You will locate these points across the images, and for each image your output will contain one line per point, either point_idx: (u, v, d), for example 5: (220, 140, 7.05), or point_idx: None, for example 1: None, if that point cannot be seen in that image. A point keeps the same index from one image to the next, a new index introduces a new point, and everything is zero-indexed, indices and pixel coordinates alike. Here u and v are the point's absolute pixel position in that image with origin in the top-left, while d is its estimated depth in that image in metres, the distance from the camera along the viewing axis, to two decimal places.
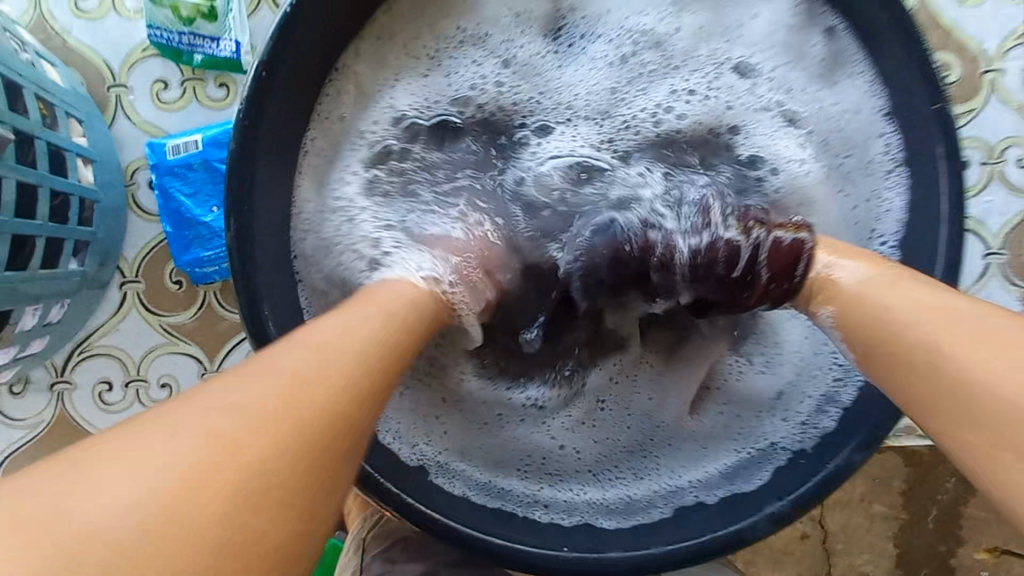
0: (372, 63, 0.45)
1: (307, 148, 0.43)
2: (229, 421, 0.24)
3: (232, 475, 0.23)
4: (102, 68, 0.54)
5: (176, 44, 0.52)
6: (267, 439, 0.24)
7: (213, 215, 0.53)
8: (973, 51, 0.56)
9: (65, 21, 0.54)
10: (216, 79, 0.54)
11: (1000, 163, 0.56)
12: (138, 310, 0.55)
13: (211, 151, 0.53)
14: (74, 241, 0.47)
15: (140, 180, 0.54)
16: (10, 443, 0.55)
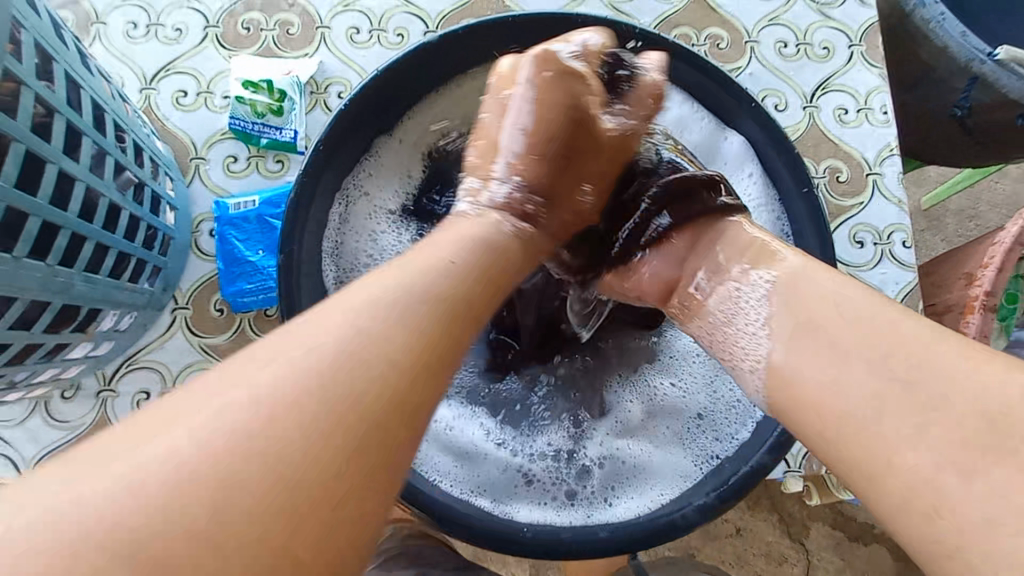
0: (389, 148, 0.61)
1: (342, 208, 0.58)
2: (306, 377, 0.30)
3: (261, 424, 0.28)
4: (188, 144, 0.70)
5: (249, 130, 0.70)
6: (323, 384, 0.30)
7: (259, 257, 0.67)
8: (856, 159, 0.73)
9: (166, 109, 0.71)
10: (275, 157, 0.70)
11: (888, 244, 0.71)
12: (183, 332, 0.66)
13: (265, 208, 0.68)
14: (151, 266, 0.59)
15: (204, 228, 0.68)
16: (50, 442, 0.63)
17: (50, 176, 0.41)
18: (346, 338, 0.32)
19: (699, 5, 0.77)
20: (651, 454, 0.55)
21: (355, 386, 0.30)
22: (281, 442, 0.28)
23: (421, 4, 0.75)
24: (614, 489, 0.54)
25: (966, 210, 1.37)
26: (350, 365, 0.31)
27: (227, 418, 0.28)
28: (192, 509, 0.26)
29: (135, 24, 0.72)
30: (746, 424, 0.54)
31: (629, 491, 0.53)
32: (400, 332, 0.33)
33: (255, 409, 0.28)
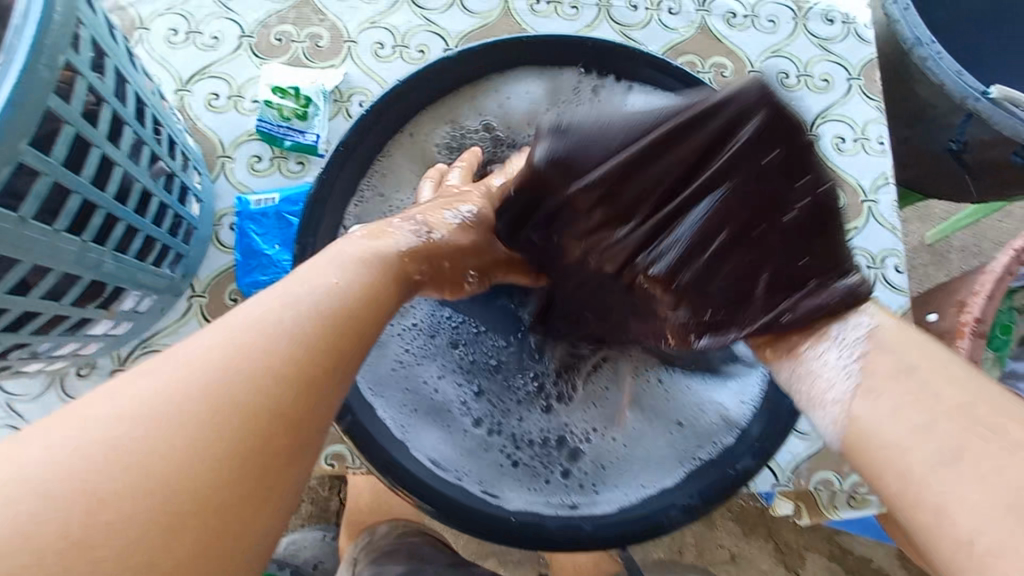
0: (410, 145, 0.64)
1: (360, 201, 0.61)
2: (197, 361, 0.32)
3: (197, 416, 0.31)
4: (216, 143, 0.74)
5: (274, 132, 0.74)
6: (255, 367, 0.33)
7: (275, 250, 0.70)
8: (852, 185, 0.76)
9: (198, 110, 0.75)
10: (296, 158, 0.74)
11: (882, 267, 0.73)
12: (197, 319, 0.69)
13: (284, 206, 0.71)
14: (174, 253, 0.62)
15: (225, 222, 0.71)
16: None
17: (94, 158, 0.44)
18: (248, 334, 0.34)
19: (705, 35, 0.81)
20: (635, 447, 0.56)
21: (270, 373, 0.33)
22: (201, 409, 0.31)
23: (443, 24, 0.80)
24: (597, 480, 0.55)
25: (971, 247, 1.38)
26: (238, 354, 0.33)
27: (166, 390, 0.31)
28: (148, 497, 0.28)
29: (175, 31, 0.78)
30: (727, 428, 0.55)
31: (611, 483, 0.55)
32: (297, 320, 0.36)
33: (188, 384, 0.31)
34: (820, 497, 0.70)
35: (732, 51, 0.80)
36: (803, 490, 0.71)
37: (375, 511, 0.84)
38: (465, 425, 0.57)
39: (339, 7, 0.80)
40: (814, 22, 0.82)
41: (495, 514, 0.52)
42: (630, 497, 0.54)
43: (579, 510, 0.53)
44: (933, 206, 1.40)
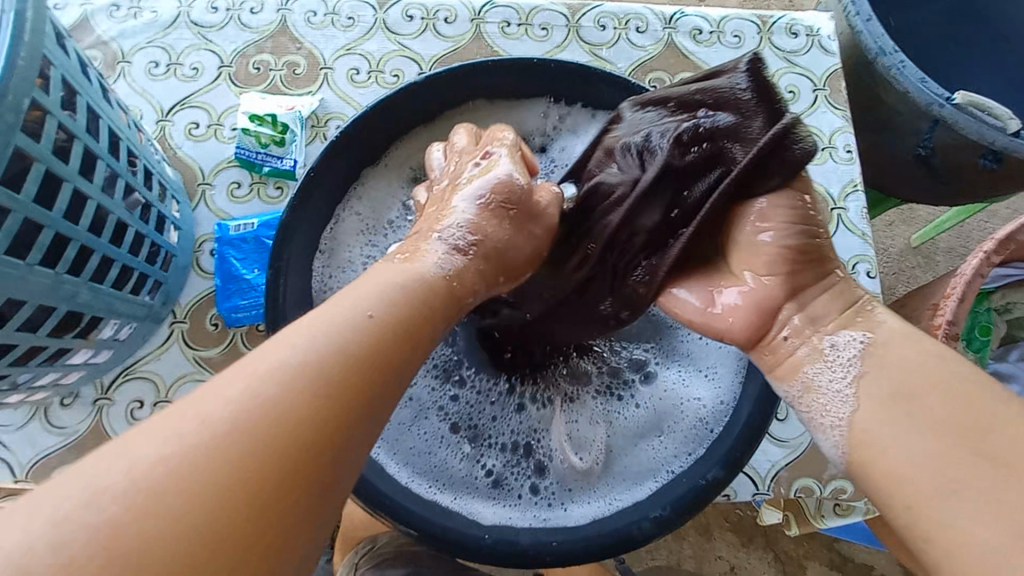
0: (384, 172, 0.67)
1: (336, 223, 0.64)
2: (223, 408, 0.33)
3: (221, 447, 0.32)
4: (197, 171, 0.76)
5: (253, 158, 0.75)
6: (269, 394, 0.34)
7: (255, 275, 0.71)
8: (821, 193, 0.78)
9: (178, 139, 0.77)
10: (275, 184, 0.76)
11: (853, 273, 0.74)
12: (179, 344, 0.70)
13: (263, 230, 0.73)
14: (153, 280, 0.63)
15: (205, 248, 0.73)
16: (46, 447, 0.66)
17: (66, 192, 0.45)
18: (275, 369, 0.35)
19: (672, 53, 0.83)
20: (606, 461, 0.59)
21: (311, 386, 0.35)
22: (207, 441, 0.32)
23: (416, 48, 0.82)
24: (571, 494, 0.57)
25: (956, 248, 1.39)
26: (305, 389, 0.35)
27: (184, 430, 0.32)
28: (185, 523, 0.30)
29: (156, 63, 0.80)
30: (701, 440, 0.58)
31: (583, 496, 0.57)
32: (350, 341, 0.37)
33: (211, 422, 0.32)
34: (806, 505, 0.73)
35: (699, 67, 0.83)
36: (785, 497, 0.71)
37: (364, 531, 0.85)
38: (446, 443, 0.60)
39: (315, 35, 0.82)
40: (779, 36, 0.84)
41: (472, 530, 0.52)
42: (603, 509, 0.55)
43: (553, 522, 0.55)
44: (916, 209, 1.42)
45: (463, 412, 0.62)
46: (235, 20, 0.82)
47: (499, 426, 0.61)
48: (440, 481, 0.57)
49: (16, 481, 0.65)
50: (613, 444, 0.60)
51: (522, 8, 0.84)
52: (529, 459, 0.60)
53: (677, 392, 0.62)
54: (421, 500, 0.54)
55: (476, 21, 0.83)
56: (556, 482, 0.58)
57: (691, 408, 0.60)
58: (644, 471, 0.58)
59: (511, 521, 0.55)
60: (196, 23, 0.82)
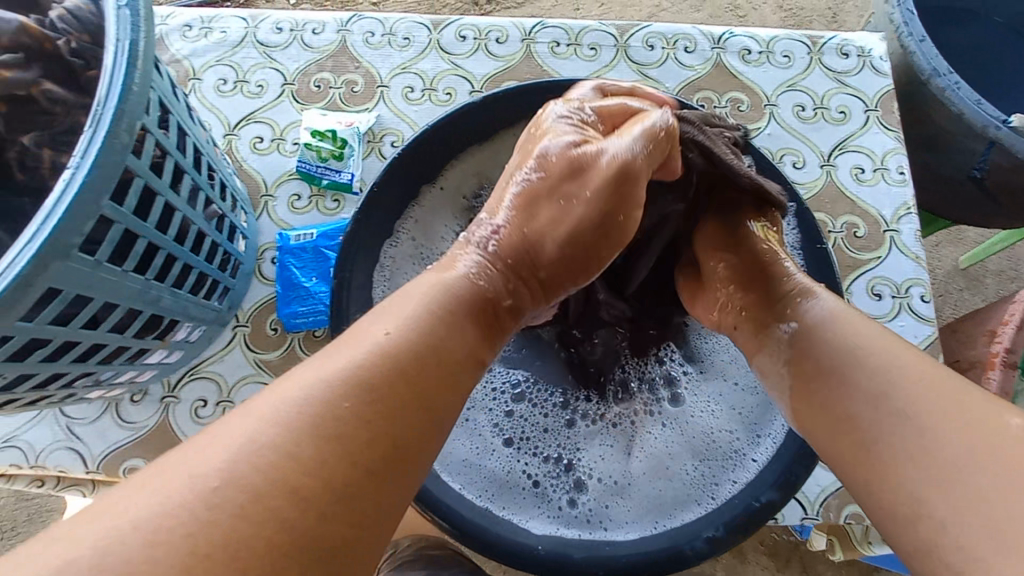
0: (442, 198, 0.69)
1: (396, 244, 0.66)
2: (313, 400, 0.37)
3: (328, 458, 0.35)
4: (260, 183, 0.80)
5: (313, 172, 0.79)
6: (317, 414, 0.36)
7: (313, 283, 0.75)
8: (873, 215, 0.77)
9: (244, 152, 0.81)
10: (332, 196, 0.79)
11: (906, 296, 0.73)
12: (241, 347, 0.73)
13: (321, 240, 0.76)
14: (222, 286, 0.67)
15: (266, 256, 0.76)
16: (117, 441, 0.70)
17: (158, 205, 0.49)
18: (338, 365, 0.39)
19: (720, 73, 0.84)
20: (651, 478, 0.59)
21: (401, 376, 0.40)
22: (293, 451, 0.35)
23: (469, 68, 0.85)
24: (614, 510, 0.57)
25: (1008, 270, 1.35)
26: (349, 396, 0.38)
27: (265, 423, 0.35)
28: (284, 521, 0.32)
29: (225, 81, 0.85)
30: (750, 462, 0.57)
31: (625, 515, 0.57)
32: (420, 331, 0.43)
33: (305, 410, 0.36)
34: (852, 531, 0.72)
35: (747, 87, 0.83)
36: (832, 522, 0.70)
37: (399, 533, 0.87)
38: (495, 446, 0.60)
39: (372, 54, 0.86)
40: (828, 56, 0.84)
41: (525, 543, 0.54)
42: (650, 527, 0.55)
43: (596, 538, 0.55)
44: (965, 229, 1.38)
45: (508, 414, 0.62)
46: (298, 40, 0.87)
47: (545, 433, 0.62)
48: (486, 487, 0.57)
49: (88, 471, 0.69)
50: (661, 462, 0.60)
51: (571, 28, 0.86)
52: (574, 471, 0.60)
53: (722, 411, 0.62)
54: (471, 509, 0.54)
55: (526, 41, 0.86)
56: (597, 496, 0.58)
57: (738, 429, 0.60)
58: (690, 493, 0.57)
59: (557, 533, 0.55)
60: (262, 43, 0.86)
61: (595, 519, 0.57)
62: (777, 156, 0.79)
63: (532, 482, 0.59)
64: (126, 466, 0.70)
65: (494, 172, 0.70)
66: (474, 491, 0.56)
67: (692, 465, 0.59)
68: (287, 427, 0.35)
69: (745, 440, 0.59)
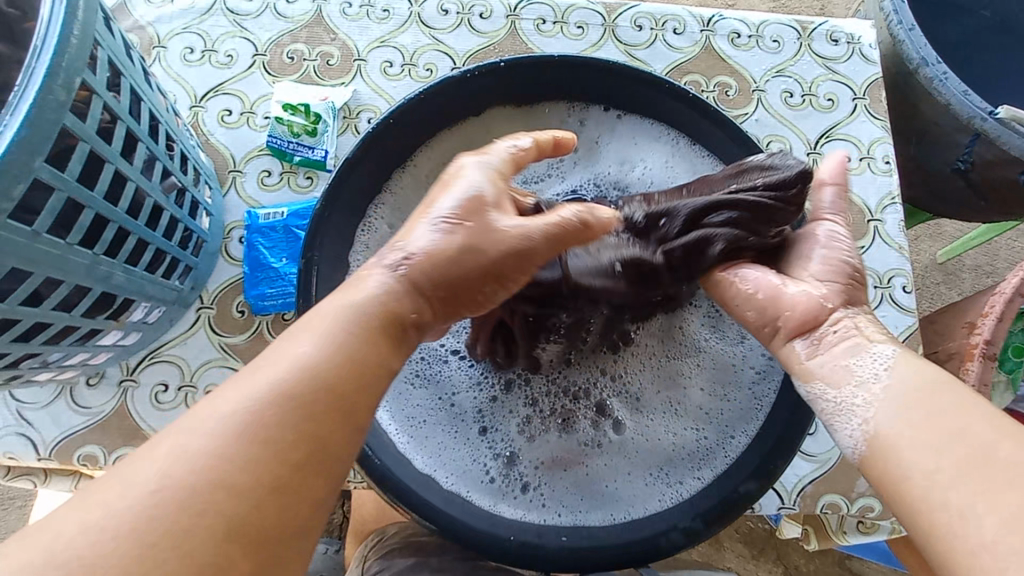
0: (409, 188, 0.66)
1: (359, 234, 0.63)
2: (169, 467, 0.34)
3: (195, 513, 0.33)
4: (228, 158, 0.76)
5: (284, 147, 0.75)
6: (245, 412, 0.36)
7: (283, 264, 0.71)
8: (858, 204, 0.76)
9: (211, 126, 0.77)
10: (305, 173, 0.76)
11: (888, 287, 0.73)
12: (206, 330, 0.70)
13: (292, 220, 0.73)
14: (183, 265, 0.64)
15: (234, 235, 0.73)
16: (71, 426, 0.67)
17: (107, 174, 0.45)
18: (251, 397, 0.37)
19: (709, 55, 0.82)
20: (603, 462, 0.58)
21: (258, 425, 0.36)
22: (212, 477, 0.34)
23: (450, 42, 0.82)
24: (570, 497, 0.56)
25: (984, 265, 1.36)
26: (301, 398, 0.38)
27: None
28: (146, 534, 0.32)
29: (192, 49, 0.80)
30: (720, 463, 0.56)
31: (578, 502, 0.56)
32: (274, 407, 0.37)
33: (189, 456, 0.34)
34: (826, 521, 0.72)
35: (736, 71, 0.81)
36: (809, 512, 0.70)
37: (380, 521, 0.82)
38: (460, 428, 0.58)
39: (349, 26, 0.82)
40: (818, 43, 0.83)
41: (496, 531, 0.51)
42: (617, 517, 0.54)
43: (553, 523, 0.53)
44: (944, 224, 1.39)
45: (458, 389, 0.60)
46: (271, 9, 0.82)
47: (493, 409, 0.60)
48: (443, 468, 0.55)
49: (39, 458, 0.66)
50: (621, 448, 0.59)
51: (558, 5, 0.83)
52: (524, 460, 0.58)
53: (680, 406, 0.60)
54: (436, 492, 0.52)
55: (511, 16, 0.83)
56: (547, 476, 0.57)
57: (698, 425, 0.59)
58: (652, 495, 0.55)
59: (521, 519, 0.53)
60: (232, 11, 0.82)
61: (558, 508, 0.55)
62: (764, 142, 0.78)
63: (488, 464, 0.57)
64: (81, 453, 0.66)
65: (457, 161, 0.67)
66: (431, 470, 0.55)
67: (653, 467, 0.57)
68: (202, 489, 0.34)
69: (713, 442, 0.58)
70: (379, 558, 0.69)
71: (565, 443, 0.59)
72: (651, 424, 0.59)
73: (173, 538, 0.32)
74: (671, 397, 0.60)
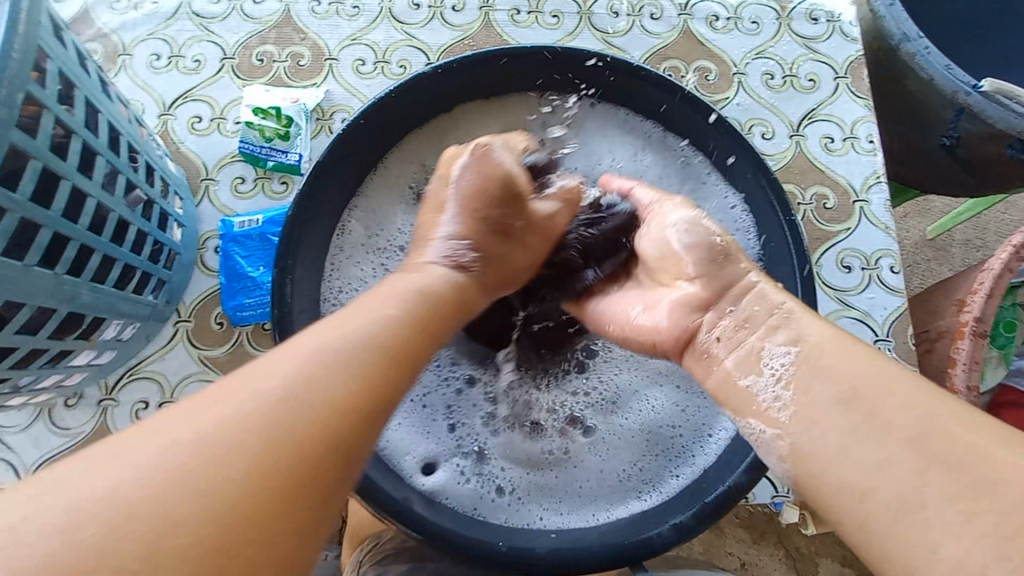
0: (383, 189, 0.64)
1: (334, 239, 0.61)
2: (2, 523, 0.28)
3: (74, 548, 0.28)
4: (200, 166, 0.74)
5: (257, 153, 0.73)
6: (324, 373, 0.37)
7: (260, 273, 0.70)
8: (843, 185, 0.75)
9: (181, 134, 0.75)
10: (280, 179, 0.74)
11: (876, 267, 0.72)
12: (184, 344, 0.68)
13: (268, 227, 0.71)
14: (155, 279, 0.62)
15: (209, 245, 0.71)
16: (52, 448, 0.65)
17: (64, 191, 0.44)
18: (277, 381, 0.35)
19: (689, 39, 0.80)
20: (584, 465, 0.57)
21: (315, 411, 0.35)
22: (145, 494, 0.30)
23: (424, 38, 0.80)
24: (545, 497, 0.55)
25: (973, 240, 1.36)
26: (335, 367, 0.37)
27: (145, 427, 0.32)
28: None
29: (158, 55, 0.78)
30: (702, 463, 0.56)
31: (559, 504, 0.55)
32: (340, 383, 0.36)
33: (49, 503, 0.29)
34: None
35: (717, 55, 0.80)
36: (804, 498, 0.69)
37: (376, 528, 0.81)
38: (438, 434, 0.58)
39: (319, 25, 0.80)
40: (798, 22, 0.81)
41: (485, 536, 0.50)
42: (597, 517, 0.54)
43: (536, 526, 0.53)
44: (932, 200, 1.39)
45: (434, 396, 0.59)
46: (237, 10, 0.80)
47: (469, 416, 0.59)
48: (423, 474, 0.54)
49: (20, 483, 0.64)
50: (600, 450, 0.58)
51: None
52: (503, 461, 0.57)
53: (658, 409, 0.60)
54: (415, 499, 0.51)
55: (484, 8, 0.81)
56: (526, 478, 0.56)
57: (674, 425, 0.59)
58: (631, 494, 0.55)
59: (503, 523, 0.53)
60: (198, 14, 0.79)
61: (538, 512, 0.54)
62: (746, 126, 0.76)
63: (467, 469, 0.56)
64: None
65: (431, 158, 0.66)
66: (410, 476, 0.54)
67: (627, 463, 0.57)
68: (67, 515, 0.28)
69: (691, 440, 0.57)
70: (374, 566, 0.68)
71: (542, 447, 0.58)
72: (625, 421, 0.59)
73: (204, 530, 0.30)
74: (652, 393, 0.60)
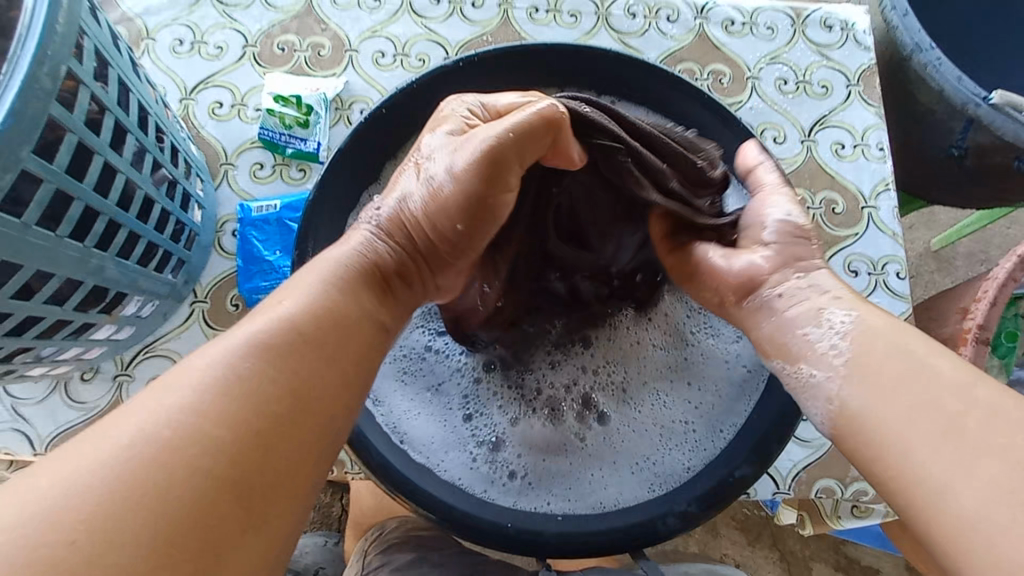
0: None
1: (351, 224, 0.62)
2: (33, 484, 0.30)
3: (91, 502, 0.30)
4: (219, 151, 0.75)
5: (276, 139, 0.75)
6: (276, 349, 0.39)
7: (277, 257, 0.71)
8: (852, 191, 0.76)
9: (202, 118, 0.76)
10: (298, 166, 0.75)
11: (882, 272, 0.73)
12: (200, 324, 0.70)
13: (285, 212, 0.72)
14: (175, 259, 0.63)
15: (227, 229, 0.72)
16: (67, 421, 0.66)
17: (97, 165, 0.45)
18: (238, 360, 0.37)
19: (703, 43, 0.81)
20: (591, 453, 0.58)
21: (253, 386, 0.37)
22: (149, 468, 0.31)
23: (443, 32, 0.81)
24: (554, 484, 0.56)
25: (977, 252, 1.37)
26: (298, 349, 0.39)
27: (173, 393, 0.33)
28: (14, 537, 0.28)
29: (181, 41, 0.79)
30: (709, 454, 0.56)
31: (566, 490, 0.56)
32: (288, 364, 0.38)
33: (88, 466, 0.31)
34: (822, 506, 0.72)
35: (732, 58, 0.81)
36: (804, 497, 0.70)
37: (380, 514, 0.82)
38: (448, 419, 0.59)
39: (340, 16, 0.81)
40: (812, 30, 0.82)
41: (494, 519, 0.51)
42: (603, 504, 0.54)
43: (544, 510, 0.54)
44: (938, 212, 1.39)
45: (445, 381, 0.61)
46: None
47: (479, 403, 0.60)
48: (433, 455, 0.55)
49: (35, 454, 0.65)
50: (607, 440, 0.59)
51: None
52: (512, 447, 0.58)
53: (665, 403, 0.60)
54: (426, 479, 0.52)
55: (503, 5, 0.82)
56: (534, 463, 0.57)
57: (682, 417, 0.59)
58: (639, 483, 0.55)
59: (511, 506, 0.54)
60: (222, 2, 0.81)
61: (546, 497, 0.55)
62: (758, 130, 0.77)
63: (476, 453, 0.57)
64: None
65: None
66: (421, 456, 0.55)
67: (633, 453, 0.58)
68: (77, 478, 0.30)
69: (700, 434, 0.57)
70: (379, 550, 0.69)
71: (550, 435, 0.59)
72: (633, 412, 0.60)
73: (185, 488, 0.32)
74: (659, 386, 0.61)
